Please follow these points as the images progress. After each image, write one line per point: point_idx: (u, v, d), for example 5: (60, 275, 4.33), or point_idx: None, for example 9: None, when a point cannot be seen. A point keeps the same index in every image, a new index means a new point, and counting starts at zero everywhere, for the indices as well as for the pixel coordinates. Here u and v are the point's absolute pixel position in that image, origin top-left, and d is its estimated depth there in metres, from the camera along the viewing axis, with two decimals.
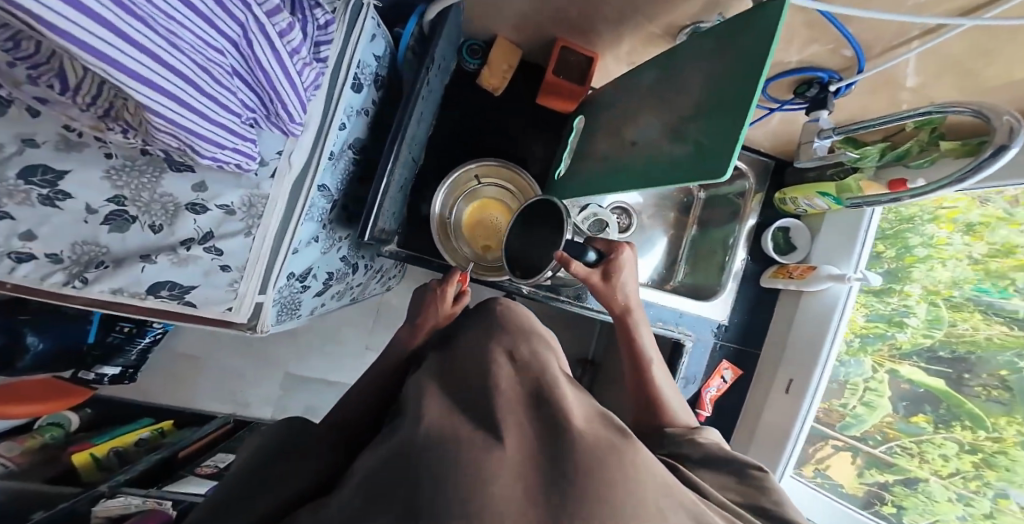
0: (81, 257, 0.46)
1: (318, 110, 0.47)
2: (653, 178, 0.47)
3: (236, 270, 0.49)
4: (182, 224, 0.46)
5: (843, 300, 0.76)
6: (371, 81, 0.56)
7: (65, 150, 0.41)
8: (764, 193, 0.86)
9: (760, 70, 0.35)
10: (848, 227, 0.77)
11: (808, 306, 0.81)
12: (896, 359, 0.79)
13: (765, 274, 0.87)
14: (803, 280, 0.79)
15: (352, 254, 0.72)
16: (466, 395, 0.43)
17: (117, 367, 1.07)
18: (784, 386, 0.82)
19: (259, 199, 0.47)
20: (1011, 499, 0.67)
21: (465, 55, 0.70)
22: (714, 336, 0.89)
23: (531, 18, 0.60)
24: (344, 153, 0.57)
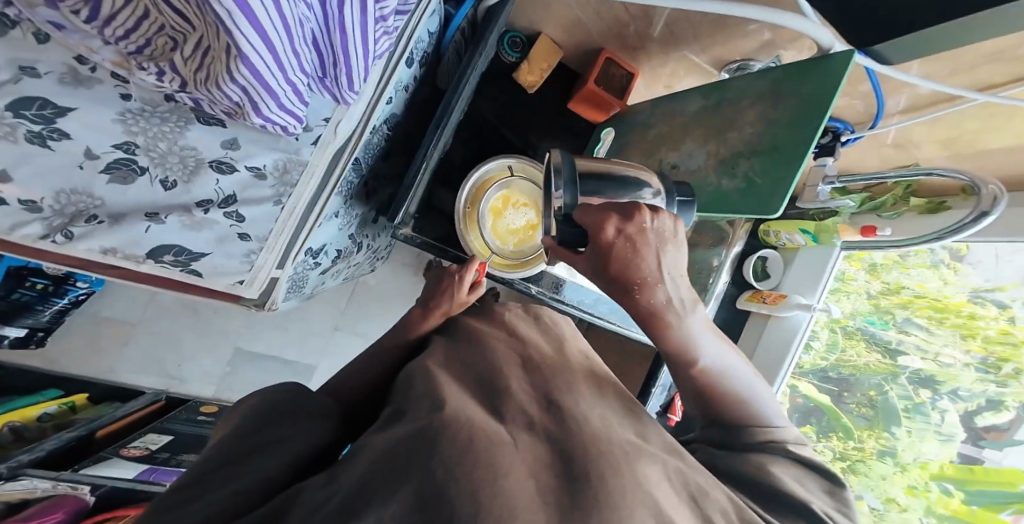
0: (63, 208, 0.38)
1: (373, 80, 0.44)
2: (698, 204, 0.52)
3: (256, 240, 0.47)
4: (201, 183, 0.41)
5: (802, 328, 0.85)
6: (420, 57, 0.54)
7: (72, 85, 0.31)
8: (751, 224, 0.93)
9: (817, 122, 0.39)
10: (815, 264, 0.85)
11: (774, 329, 0.89)
12: (797, 376, 0.90)
13: (742, 297, 0.94)
14: (775, 305, 0.86)
15: (359, 232, 0.68)
16: (477, 388, 0.40)
17: (23, 328, 0.91)
18: None
19: (294, 165, 0.44)
20: (865, 501, 0.80)
21: (507, 47, 0.69)
22: None
23: (588, 20, 0.62)
24: (380, 128, 0.54)
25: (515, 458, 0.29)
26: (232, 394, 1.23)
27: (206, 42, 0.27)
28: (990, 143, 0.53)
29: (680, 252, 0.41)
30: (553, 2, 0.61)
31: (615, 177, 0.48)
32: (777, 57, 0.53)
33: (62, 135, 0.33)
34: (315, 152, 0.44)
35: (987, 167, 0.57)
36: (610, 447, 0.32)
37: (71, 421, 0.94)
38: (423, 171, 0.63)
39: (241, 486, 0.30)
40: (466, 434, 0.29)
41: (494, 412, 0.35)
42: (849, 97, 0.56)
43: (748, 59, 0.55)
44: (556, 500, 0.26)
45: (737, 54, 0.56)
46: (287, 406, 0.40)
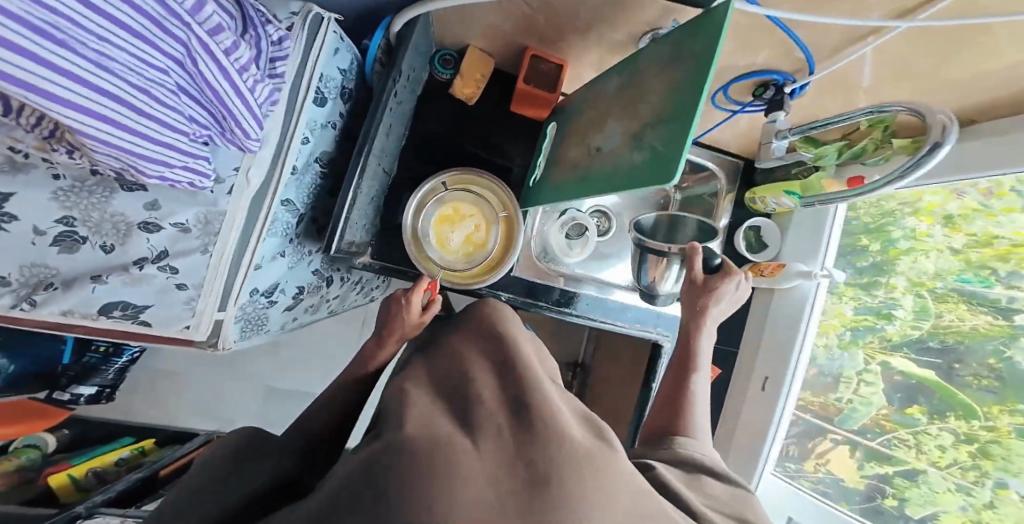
0: (30, 280, 0.44)
1: (278, 124, 0.45)
2: (615, 185, 0.48)
3: (194, 288, 0.47)
4: (135, 243, 0.44)
5: (812, 297, 0.76)
6: (340, 94, 0.56)
7: (11, 172, 0.40)
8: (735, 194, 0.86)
9: (706, 79, 0.36)
10: (811, 227, 0.77)
11: (779, 304, 0.81)
12: (887, 351, 0.76)
13: (738, 273, 0.86)
14: (774, 279, 0.78)
15: (325, 267, 0.71)
16: (443, 396, 0.39)
17: (94, 386, 1.05)
18: (761, 385, 0.81)
19: (215, 216, 0.45)
20: (1011, 489, 0.63)
21: (438, 65, 0.70)
22: None
23: (502, 25, 0.62)
24: (310, 168, 0.56)
25: (474, 467, 0.29)
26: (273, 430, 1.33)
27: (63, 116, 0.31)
28: (955, 69, 0.46)
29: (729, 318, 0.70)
30: (463, 15, 0.62)
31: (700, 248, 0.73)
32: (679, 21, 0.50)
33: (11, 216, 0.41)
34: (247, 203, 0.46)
35: (966, 93, 0.50)
36: (566, 438, 0.32)
37: (141, 463, 1.03)
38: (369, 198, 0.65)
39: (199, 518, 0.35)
40: (422, 450, 0.29)
41: (460, 420, 0.35)
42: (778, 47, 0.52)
43: (655, 28, 0.53)
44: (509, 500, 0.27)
45: (645, 25, 0.53)
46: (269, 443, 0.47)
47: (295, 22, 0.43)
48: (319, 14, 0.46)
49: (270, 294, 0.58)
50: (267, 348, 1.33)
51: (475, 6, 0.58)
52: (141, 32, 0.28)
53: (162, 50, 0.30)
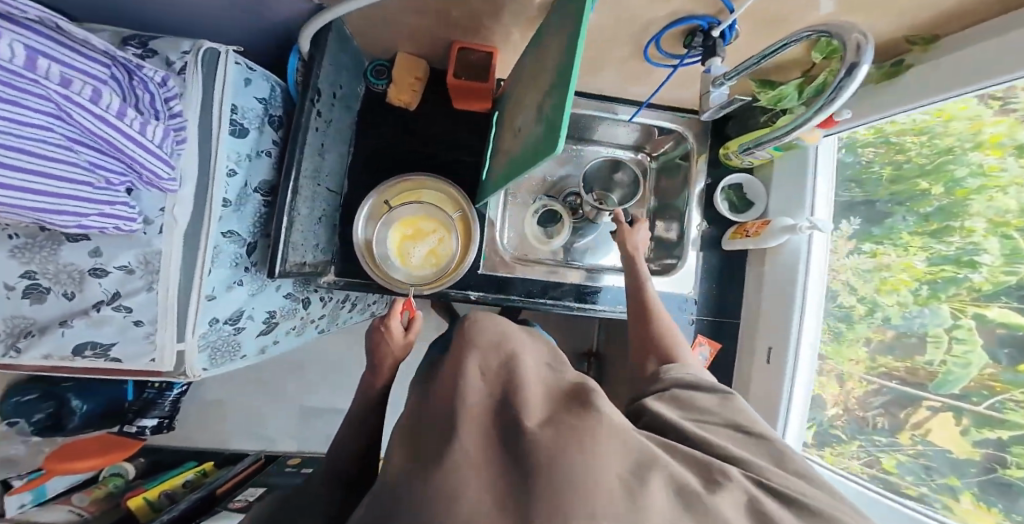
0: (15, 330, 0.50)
1: (192, 159, 0.48)
2: (526, 166, 0.46)
3: (149, 323, 0.50)
4: (90, 288, 0.48)
5: (805, 251, 0.69)
6: (267, 121, 0.57)
7: None
8: (709, 153, 0.81)
9: (578, 43, 0.34)
10: (794, 174, 0.70)
11: (773, 266, 0.73)
12: (982, 302, 0.55)
13: (726, 237, 0.80)
14: (759, 238, 0.71)
15: (299, 289, 0.72)
16: (430, 405, 0.36)
17: (154, 418, 1.11)
18: (766, 356, 0.73)
19: (153, 255, 0.48)
20: None
21: (371, 77, 0.71)
22: (686, 311, 0.81)
23: (421, 26, 0.61)
24: (250, 197, 0.56)
25: (471, 484, 0.26)
26: (312, 445, 1.40)
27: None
28: None
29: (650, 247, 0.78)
30: (381, 25, 0.62)
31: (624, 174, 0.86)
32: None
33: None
34: (187, 238, 0.49)
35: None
36: (554, 435, 0.29)
37: (202, 483, 1.11)
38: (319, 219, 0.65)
39: None
40: (411, 479, 0.27)
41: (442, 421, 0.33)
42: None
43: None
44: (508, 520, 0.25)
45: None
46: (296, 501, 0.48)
47: (188, 60, 0.47)
48: (211, 50, 0.48)
49: (236, 321, 0.60)
50: (296, 370, 1.41)
51: (389, 15, 0.58)
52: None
53: (31, 111, 0.32)
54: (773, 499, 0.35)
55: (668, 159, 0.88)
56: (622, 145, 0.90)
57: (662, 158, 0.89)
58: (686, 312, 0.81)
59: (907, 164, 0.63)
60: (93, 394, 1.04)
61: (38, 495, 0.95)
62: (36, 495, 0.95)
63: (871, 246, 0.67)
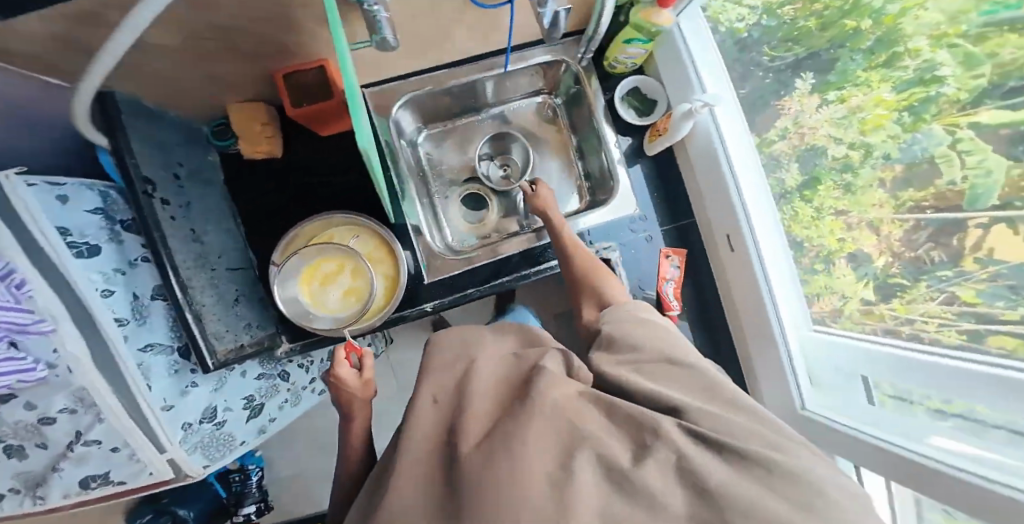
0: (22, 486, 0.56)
1: (57, 297, 0.46)
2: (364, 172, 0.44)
3: (124, 446, 0.56)
4: (51, 434, 0.52)
5: (712, 124, 0.76)
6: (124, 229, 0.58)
7: None
8: (595, 67, 0.83)
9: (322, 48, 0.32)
10: (673, 59, 0.78)
11: (699, 151, 0.79)
12: (968, 110, 0.47)
13: (646, 142, 0.84)
14: (668, 132, 0.77)
15: (266, 368, 0.77)
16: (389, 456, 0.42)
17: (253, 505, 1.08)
18: (728, 241, 0.79)
19: (82, 392, 0.49)
20: None
21: (214, 139, 0.74)
22: (645, 228, 0.85)
23: (237, 70, 0.63)
24: (151, 305, 0.59)
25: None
26: None
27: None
28: None
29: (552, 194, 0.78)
30: (198, 87, 0.63)
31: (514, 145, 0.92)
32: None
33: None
34: (97, 364, 0.50)
35: None
36: (477, 462, 0.33)
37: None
38: (236, 300, 0.69)
39: None
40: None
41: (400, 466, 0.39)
42: None
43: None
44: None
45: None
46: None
47: None
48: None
49: (211, 417, 0.66)
50: None
51: (195, 75, 0.60)
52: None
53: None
54: (709, 445, 0.33)
55: (570, 92, 0.86)
56: (524, 99, 0.90)
57: (562, 90, 0.88)
58: (647, 227, 0.85)
59: (829, 11, 0.62)
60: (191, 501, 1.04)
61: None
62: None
63: (836, 94, 0.64)
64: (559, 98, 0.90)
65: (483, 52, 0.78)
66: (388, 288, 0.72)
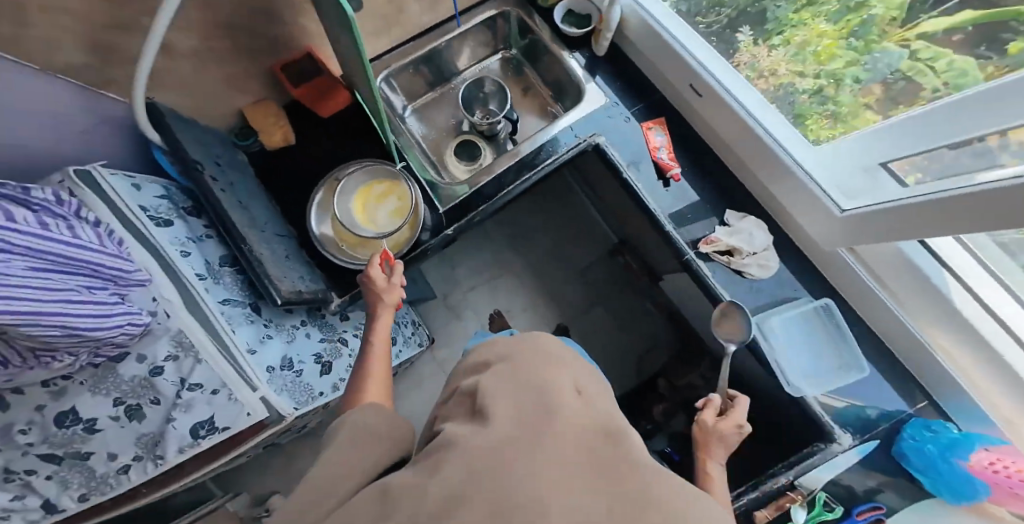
0: (88, 482, 0.61)
1: (142, 252, 0.55)
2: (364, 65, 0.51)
3: (221, 388, 0.61)
4: (160, 384, 0.58)
5: (644, 9, 0.82)
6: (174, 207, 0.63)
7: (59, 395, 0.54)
8: (537, 12, 0.92)
9: None
10: None
11: (637, 33, 0.85)
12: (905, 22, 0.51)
13: (597, 47, 0.90)
14: (606, 26, 0.82)
15: (327, 332, 0.86)
16: (532, 403, 0.32)
17: None
18: (697, 92, 0.80)
19: (180, 335, 0.57)
20: None
21: (236, 139, 0.81)
22: (617, 111, 0.89)
23: (242, 66, 0.72)
24: (222, 270, 0.67)
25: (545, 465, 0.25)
26: None
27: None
28: None
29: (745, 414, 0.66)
30: (205, 88, 0.71)
31: (487, 92, 0.98)
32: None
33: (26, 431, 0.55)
34: (198, 326, 0.59)
35: None
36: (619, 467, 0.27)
37: None
38: (285, 255, 0.75)
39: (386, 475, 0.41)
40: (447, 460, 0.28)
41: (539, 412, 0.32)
42: None
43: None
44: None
45: None
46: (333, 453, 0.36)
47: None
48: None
49: (289, 366, 0.73)
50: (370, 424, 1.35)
51: (198, 68, 0.66)
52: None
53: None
54: None
55: (521, 43, 0.99)
56: (487, 59, 1.02)
57: (512, 43, 1.00)
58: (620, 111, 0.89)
59: None
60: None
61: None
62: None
63: (779, 37, 0.71)
64: (512, 50, 1.01)
65: (434, 23, 0.91)
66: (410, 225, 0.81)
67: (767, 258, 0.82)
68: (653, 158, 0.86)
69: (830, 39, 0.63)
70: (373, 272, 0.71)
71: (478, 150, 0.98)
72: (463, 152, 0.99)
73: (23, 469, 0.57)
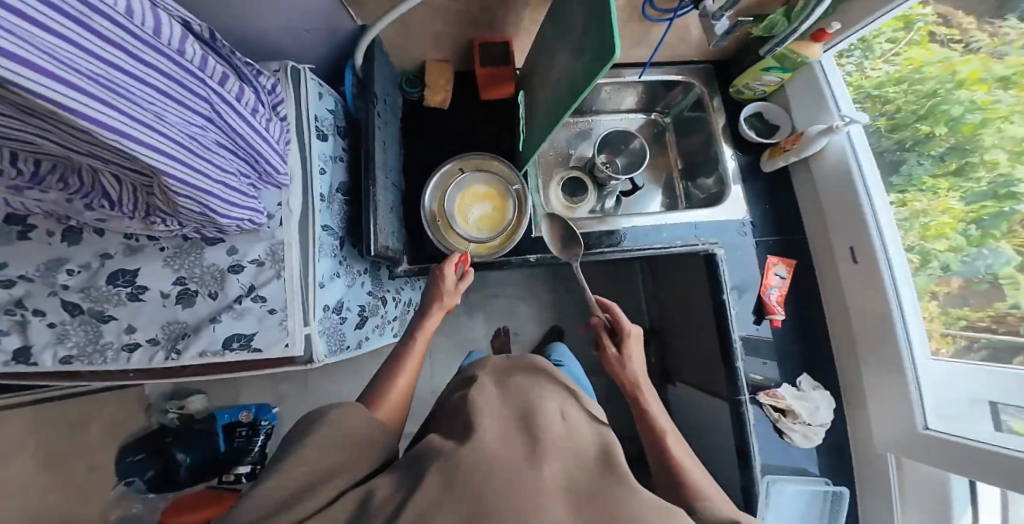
0: (83, 346, 0.57)
1: (295, 160, 0.60)
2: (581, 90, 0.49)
3: (281, 310, 0.60)
4: (230, 285, 0.59)
5: (851, 149, 0.75)
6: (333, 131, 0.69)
7: (133, 254, 0.58)
8: (720, 95, 0.88)
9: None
10: (813, 89, 0.77)
11: (818, 164, 0.79)
12: None
13: (764, 159, 0.85)
14: (798, 149, 0.76)
15: (376, 288, 0.85)
16: (519, 426, 0.39)
17: (248, 466, 1.10)
18: (851, 257, 0.75)
19: (277, 246, 0.60)
20: None
21: (406, 87, 0.81)
22: (746, 237, 0.84)
23: (443, 29, 0.72)
24: (335, 196, 0.68)
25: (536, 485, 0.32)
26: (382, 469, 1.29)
27: (147, 188, 0.41)
28: None
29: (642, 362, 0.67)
30: (403, 31, 0.71)
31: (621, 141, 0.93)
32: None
33: (77, 271, 0.57)
34: (295, 244, 0.61)
35: None
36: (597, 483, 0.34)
37: None
38: (389, 208, 0.75)
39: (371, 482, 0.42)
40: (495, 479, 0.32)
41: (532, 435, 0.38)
42: None
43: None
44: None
45: None
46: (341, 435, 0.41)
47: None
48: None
49: (338, 310, 0.71)
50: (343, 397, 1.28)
51: (412, 16, 0.67)
52: (176, 85, 0.35)
53: (138, 60, 0.31)
54: None
55: (682, 114, 0.97)
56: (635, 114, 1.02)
57: (673, 111, 0.99)
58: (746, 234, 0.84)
59: (899, 113, 0.70)
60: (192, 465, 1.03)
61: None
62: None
63: (898, 196, 0.71)
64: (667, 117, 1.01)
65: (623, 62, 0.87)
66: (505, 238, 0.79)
67: (816, 432, 0.75)
68: (761, 292, 0.81)
69: (952, 218, 0.65)
70: (448, 272, 0.65)
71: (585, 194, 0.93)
72: (571, 188, 0.94)
73: (36, 308, 0.56)
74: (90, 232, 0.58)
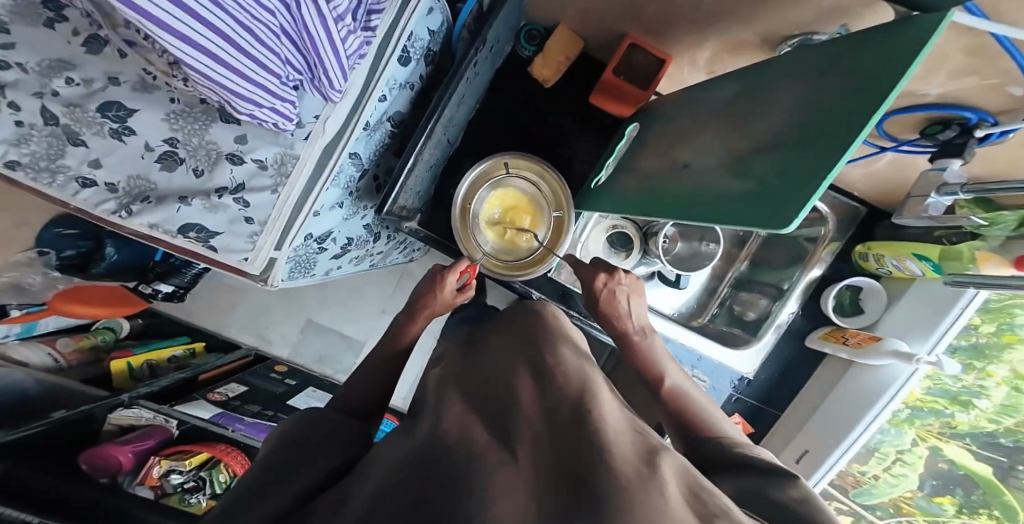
0: (37, 159, 0.49)
1: (361, 76, 0.51)
2: (732, 214, 0.36)
3: (258, 224, 0.53)
4: (220, 172, 0.51)
5: (899, 385, 0.66)
6: (421, 54, 0.61)
7: (140, 90, 0.49)
8: (842, 245, 0.80)
9: (886, 72, 0.28)
10: (935, 308, 0.66)
11: (855, 379, 0.72)
12: (944, 437, 0.75)
13: (813, 334, 0.82)
14: (859, 350, 0.71)
15: (376, 224, 0.75)
16: (489, 422, 0.37)
17: (172, 285, 1.06)
18: (797, 456, 0.76)
19: (290, 158, 0.51)
20: None
21: (522, 41, 0.73)
22: (732, 388, 0.85)
23: (604, 9, 0.59)
24: (381, 125, 0.62)
25: (506, 480, 0.28)
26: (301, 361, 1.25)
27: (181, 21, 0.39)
28: None
29: (641, 301, 0.70)
30: None
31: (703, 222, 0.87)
32: (846, 25, 0.41)
33: (77, 83, 0.48)
34: (316, 165, 0.54)
35: None
36: (625, 468, 0.27)
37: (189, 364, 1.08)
38: (431, 163, 0.69)
39: (326, 467, 0.40)
40: (460, 456, 0.31)
41: (498, 428, 0.35)
42: (963, 93, 0.43)
43: (811, 31, 0.44)
44: (537, 486, 0.27)
45: (797, 26, 0.45)
46: (314, 435, 0.45)
47: None
48: None
49: (322, 241, 0.63)
50: None
51: None
52: None
53: None
54: None
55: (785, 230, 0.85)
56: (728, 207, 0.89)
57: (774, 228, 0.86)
58: (723, 384, 0.85)
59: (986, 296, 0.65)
60: (127, 246, 0.98)
61: (26, 331, 0.91)
62: (23, 329, 0.91)
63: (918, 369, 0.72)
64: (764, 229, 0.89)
65: None
66: (530, 261, 0.74)
67: None
68: None
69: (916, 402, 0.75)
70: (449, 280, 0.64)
71: (626, 253, 0.88)
72: (617, 240, 0.89)
73: (14, 101, 0.47)
74: (114, 48, 0.47)
